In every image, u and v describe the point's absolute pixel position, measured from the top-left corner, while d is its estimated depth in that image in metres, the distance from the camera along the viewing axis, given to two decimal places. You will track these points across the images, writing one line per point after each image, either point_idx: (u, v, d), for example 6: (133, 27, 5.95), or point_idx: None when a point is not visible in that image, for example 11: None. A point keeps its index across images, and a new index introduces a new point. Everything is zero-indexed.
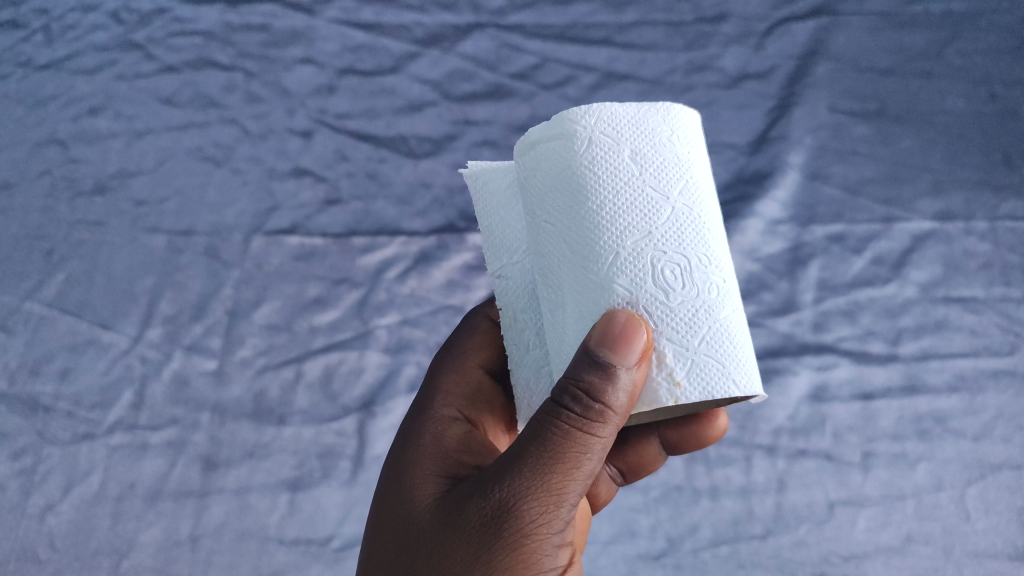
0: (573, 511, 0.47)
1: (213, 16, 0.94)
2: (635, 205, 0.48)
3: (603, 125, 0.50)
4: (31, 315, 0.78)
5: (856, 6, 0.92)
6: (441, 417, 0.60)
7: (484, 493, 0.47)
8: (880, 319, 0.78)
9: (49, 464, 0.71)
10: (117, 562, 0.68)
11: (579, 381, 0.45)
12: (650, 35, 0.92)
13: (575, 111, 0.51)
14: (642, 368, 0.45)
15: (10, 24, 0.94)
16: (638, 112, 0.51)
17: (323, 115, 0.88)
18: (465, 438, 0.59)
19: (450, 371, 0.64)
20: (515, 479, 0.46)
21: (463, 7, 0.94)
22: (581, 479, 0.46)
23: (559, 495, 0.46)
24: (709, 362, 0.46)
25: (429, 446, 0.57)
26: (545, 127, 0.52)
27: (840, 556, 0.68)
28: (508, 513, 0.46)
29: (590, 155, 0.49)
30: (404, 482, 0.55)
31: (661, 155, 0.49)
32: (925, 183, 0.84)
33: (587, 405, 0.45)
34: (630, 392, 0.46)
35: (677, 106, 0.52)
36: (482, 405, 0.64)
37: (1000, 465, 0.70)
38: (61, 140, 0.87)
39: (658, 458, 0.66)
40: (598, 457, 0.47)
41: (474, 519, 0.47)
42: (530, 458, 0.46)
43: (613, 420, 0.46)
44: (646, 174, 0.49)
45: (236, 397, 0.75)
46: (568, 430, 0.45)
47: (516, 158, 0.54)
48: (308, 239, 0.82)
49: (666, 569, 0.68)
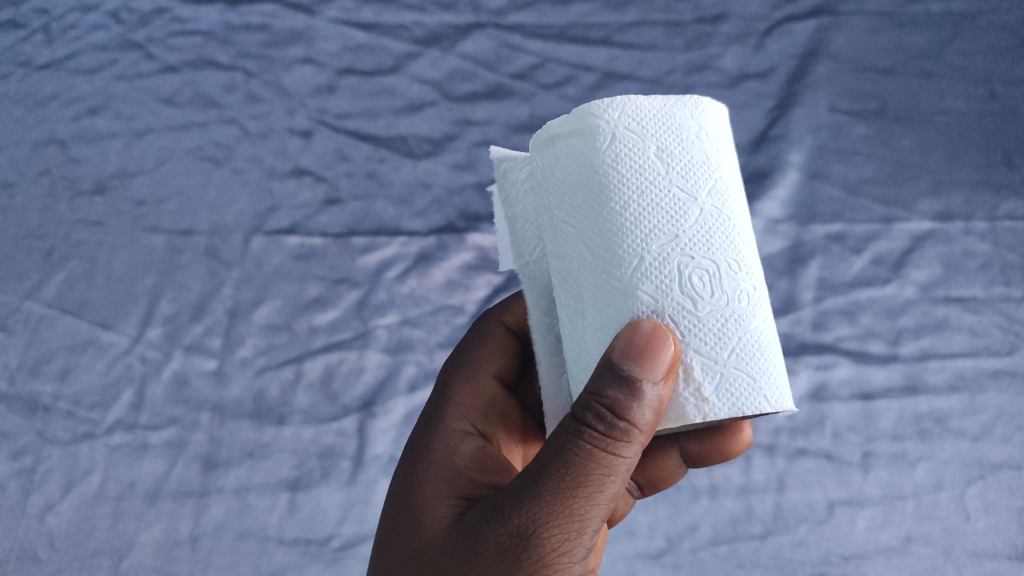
0: (595, 536, 0.47)
1: (213, 16, 0.94)
2: (661, 207, 0.47)
3: (627, 119, 0.49)
4: (31, 315, 0.78)
5: (857, 6, 0.92)
6: (454, 431, 0.61)
7: (502, 519, 0.47)
8: (880, 319, 0.78)
9: (49, 464, 0.71)
10: (117, 562, 0.68)
11: (602, 397, 0.45)
12: (651, 35, 0.92)
13: (597, 104, 0.50)
14: (669, 382, 0.45)
15: (10, 24, 0.94)
16: (665, 107, 0.50)
17: (323, 115, 0.88)
18: (479, 454, 0.59)
19: (462, 383, 0.65)
20: (534, 504, 0.46)
21: (463, 7, 0.94)
22: (603, 502, 0.46)
23: (582, 521, 0.46)
24: (739, 376, 0.46)
25: (442, 463, 0.57)
26: (566, 120, 0.51)
27: (840, 556, 0.68)
28: (528, 540, 0.45)
29: (613, 152, 0.49)
30: (417, 503, 0.55)
31: (689, 154, 0.49)
32: (925, 183, 0.84)
33: (612, 424, 0.45)
34: (656, 408, 0.45)
35: (705, 101, 0.51)
36: (495, 418, 0.65)
37: (1000, 465, 0.70)
38: (60, 140, 0.87)
39: (677, 471, 0.65)
40: (621, 478, 0.47)
41: (492, 546, 0.46)
42: (550, 482, 0.46)
43: (638, 438, 0.46)
44: (673, 174, 0.48)
45: (235, 397, 0.75)
46: (590, 451, 0.45)
47: (535, 153, 0.54)
48: (308, 239, 0.82)
49: (666, 568, 0.69)
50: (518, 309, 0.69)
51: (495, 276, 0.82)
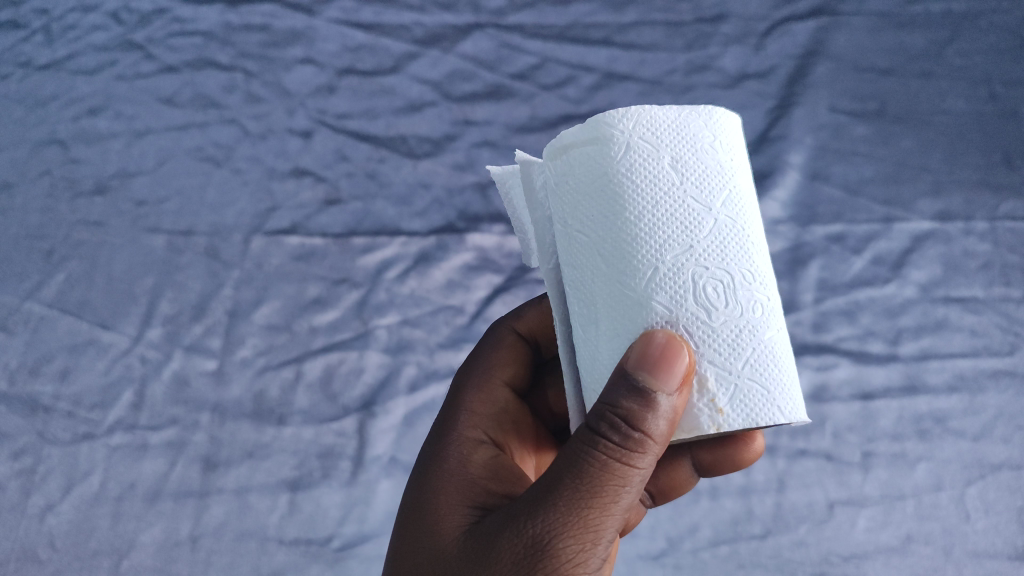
0: (610, 547, 0.47)
1: (213, 16, 0.94)
2: (676, 217, 0.47)
3: (642, 129, 0.49)
4: (31, 315, 0.78)
5: (857, 6, 0.92)
6: (467, 439, 0.61)
7: (516, 529, 0.47)
8: (880, 319, 0.78)
9: (49, 464, 0.72)
10: (117, 562, 0.68)
11: (617, 408, 0.45)
12: (651, 35, 0.92)
13: (611, 115, 0.50)
14: (683, 393, 0.45)
15: (10, 24, 0.94)
16: (678, 117, 0.50)
17: (323, 115, 0.88)
18: (492, 463, 0.59)
19: (474, 390, 0.65)
20: (550, 514, 0.46)
21: (463, 7, 0.94)
22: (618, 513, 0.46)
23: (597, 531, 0.46)
24: (753, 386, 0.46)
25: (455, 471, 0.57)
26: (580, 130, 0.51)
27: (840, 556, 0.68)
28: (543, 551, 0.45)
29: (627, 162, 0.49)
30: (430, 512, 0.55)
31: (703, 163, 0.49)
32: (925, 183, 0.84)
33: (626, 434, 0.45)
34: (670, 419, 0.45)
35: (718, 111, 0.51)
36: (508, 426, 0.65)
37: (1000, 465, 0.70)
38: (61, 140, 0.87)
39: (688, 480, 0.64)
40: (636, 488, 0.47)
41: (507, 556, 0.46)
42: (565, 492, 0.46)
43: (652, 449, 0.46)
44: (687, 184, 0.48)
45: (236, 397, 0.75)
46: (605, 461, 0.45)
47: (547, 161, 0.54)
48: (308, 239, 0.82)
49: (666, 569, 0.69)
50: (530, 316, 0.70)
51: (495, 277, 0.82)
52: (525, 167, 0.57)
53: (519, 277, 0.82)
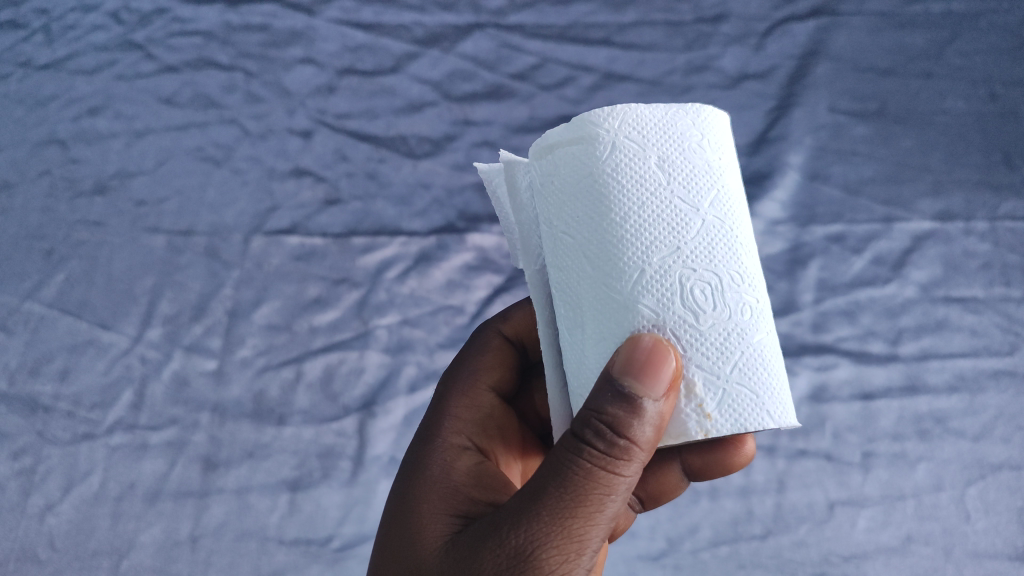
0: (595, 556, 0.47)
1: (213, 16, 0.94)
2: (662, 218, 0.47)
3: (628, 128, 0.49)
4: (31, 314, 0.78)
5: (857, 6, 0.92)
6: (451, 446, 0.61)
7: (499, 538, 0.47)
8: (881, 319, 0.78)
9: (49, 464, 0.71)
10: (117, 562, 0.68)
11: (602, 414, 0.45)
12: (651, 35, 0.92)
13: (597, 114, 0.50)
14: (670, 399, 0.45)
15: (10, 24, 0.94)
16: (666, 115, 0.50)
17: (323, 115, 0.88)
18: (476, 470, 0.59)
19: (460, 396, 0.65)
20: (533, 524, 0.45)
21: (463, 7, 0.94)
22: (603, 523, 0.46)
23: (581, 541, 0.45)
24: (741, 391, 0.46)
25: (439, 480, 0.57)
26: (565, 129, 0.51)
27: (840, 556, 0.68)
28: (525, 561, 0.45)
29: (613, 162, 0.49)
30: (413, 522, 0.55)
31: (691, 162, 0.49)
32: (926, 184, 0.83)
33: (611, 441, 0.45)
34: (656, 425, 0.45)
35: (707, 109, 0.51)
36: (493, 431, 0.65)
37: (1000, 465, 0.70)
38: (60, 140, 0.87)
39: (678, 485, 0.64)
40: (622, 497, 0.47)
41: (490, 567, 0.46)
42: (550, 501, 0.46)
43: (638, 456, 0.45)
44: (674, 184, 0.48)
45: (235, 397, 0.75)
46: (590, 469, 0.45)
47: (533, 161, 0.54)
48: (308, 239, 0.82)
49: (666, 569, 0.69)
50: (517, 319, 0.70)
51: (495, 277, 0.82)
52: (512, 165, 0.56)
53: (519, 276, 0.82)
